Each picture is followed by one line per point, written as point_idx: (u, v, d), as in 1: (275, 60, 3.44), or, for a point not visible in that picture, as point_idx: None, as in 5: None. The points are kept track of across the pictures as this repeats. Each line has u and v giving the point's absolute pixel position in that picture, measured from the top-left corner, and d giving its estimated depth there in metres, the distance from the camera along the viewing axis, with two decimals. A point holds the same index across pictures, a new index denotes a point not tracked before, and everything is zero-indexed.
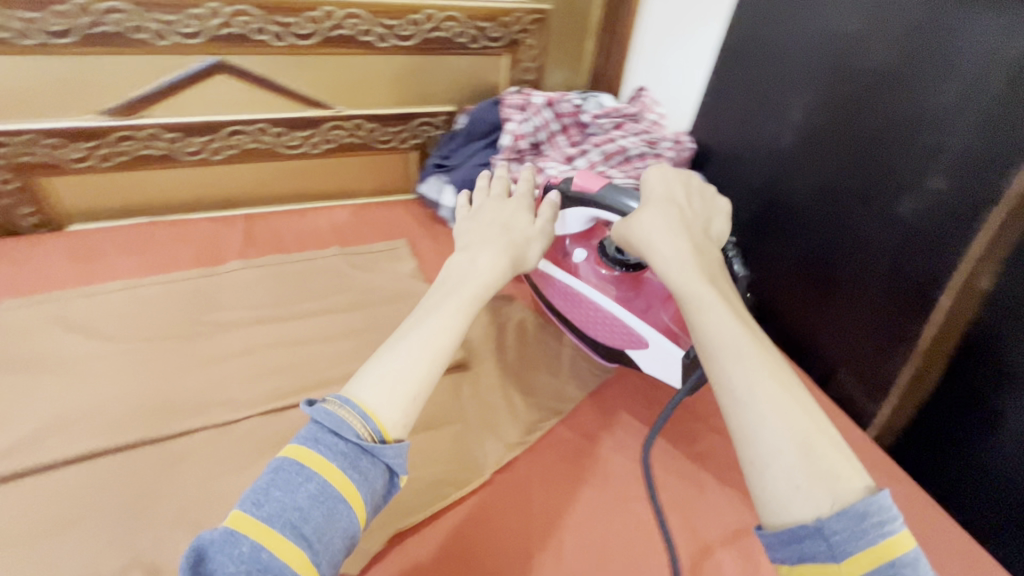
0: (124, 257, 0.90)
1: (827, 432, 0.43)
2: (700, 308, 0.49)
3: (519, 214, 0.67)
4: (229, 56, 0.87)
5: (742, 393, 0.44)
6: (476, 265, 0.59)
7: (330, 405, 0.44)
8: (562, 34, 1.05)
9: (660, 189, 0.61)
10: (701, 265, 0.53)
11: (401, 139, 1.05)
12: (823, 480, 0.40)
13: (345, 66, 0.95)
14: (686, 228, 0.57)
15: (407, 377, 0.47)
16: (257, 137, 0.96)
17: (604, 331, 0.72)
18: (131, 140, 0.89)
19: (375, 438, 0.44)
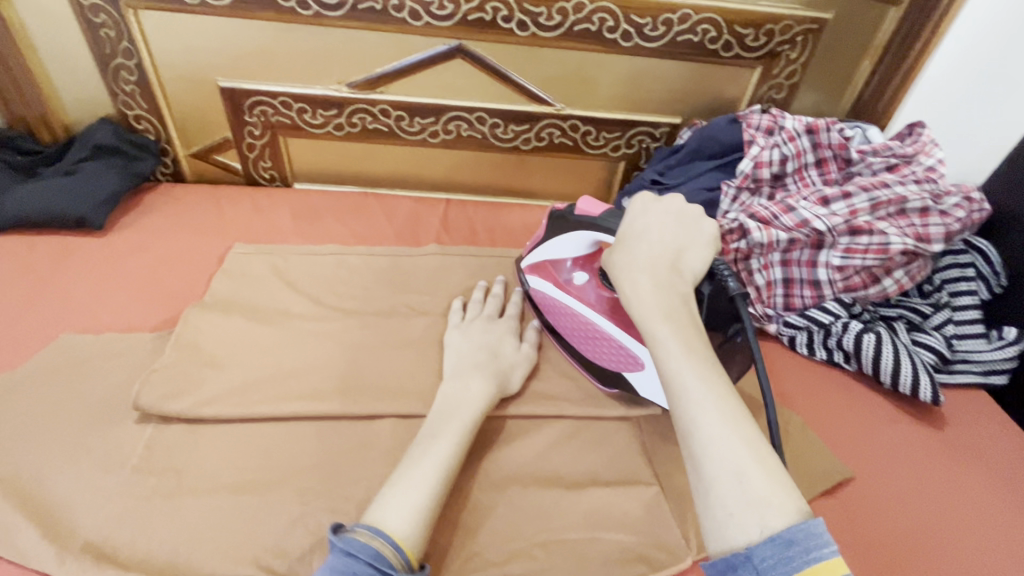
0: (334, 221, 0.93)
1: (769, 463, 0.41)
2: (655, 343, 0.48)
3: (505, 340, 0.70)
4: (470, 40, 0.85)
5: (693, 429, 0.43)
6: (470, 390, 0.61)
7: (359, 536, 0.46)
8: (829, 50, 0.88)
9: (642, 219, 0.55)
10: (660, 300, 0.50)
11: (612, 146, 0.97)
12: (750, 505, 0.39)
13: (578, 63, 0.88)
14: (662, 259, 0.52)
15: (420, 496, 0.50)
16: (474, 125, 0.94)
17: (604, 353, 0.66)
18: (364, 113, 0.92)
19: (403, 568, 0.45)
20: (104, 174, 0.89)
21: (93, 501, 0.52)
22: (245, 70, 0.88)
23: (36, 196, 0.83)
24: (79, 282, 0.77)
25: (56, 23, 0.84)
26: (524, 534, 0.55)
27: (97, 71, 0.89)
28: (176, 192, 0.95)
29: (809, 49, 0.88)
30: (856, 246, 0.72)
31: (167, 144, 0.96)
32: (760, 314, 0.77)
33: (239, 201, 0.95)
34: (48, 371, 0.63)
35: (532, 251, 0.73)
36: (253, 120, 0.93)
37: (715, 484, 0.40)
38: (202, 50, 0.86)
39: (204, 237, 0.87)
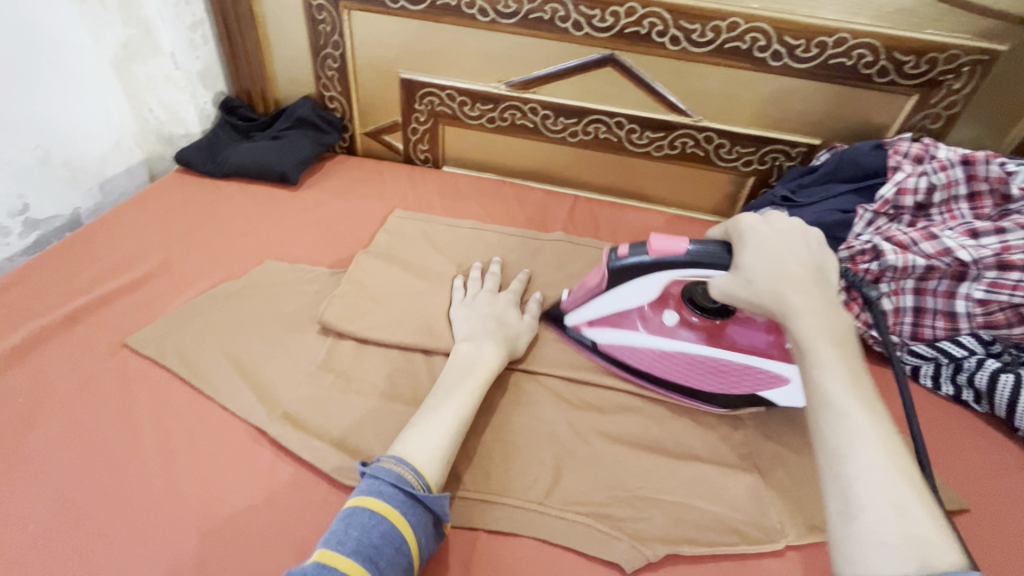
0: (475, 201, 1.06)
1: (926, 507, 0.39)
2: (814, 364, 0.47)
3: (508, 310, 0.75)
4: (623, 51, 0.93)
5: (855, 456, 0.41)
6: (483, 352, 0.68)
7: (385, 464, 0.54)
8: (1000, 81, 0.85)
9: (770, 243, 0.54)
10: (822, 326, 0.48)
11: (744, 160, 1.00)
12: (911, 541, 0.37)
13: (722, 79, 0.92)
14: (804, 282, 0.51)
15: (442, 436, 0.57)
16: (612, 129, 1.02)
17: (719, 379, 0.69)
18: (515, 109, 1.04)
19: (424, 488, 0.53)
20: (299, 141, 1.07)
21: (290, 387, 0.66)
22: (423, 65, 1.03)
23: (251, 152, 1.04)
24: (278, 222, 0.95)
25: (287, 17, 1.05)
26: (626, 487, 0.61)
27: (309, 57, 1.09)
28: (351, 162, 1.13)
29: (975, 79, 0.85)
30: (1003, 282, 0.69)
31: (349, 122, 1.15)
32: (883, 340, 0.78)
33: (399, 175, 1.11)
34: (260, 286, 0.80)
35: (591, 307, 0.72)
36: (422, 108, 1.08)
37: (869, 510, 0.39)
38: (392, 44, 1.02)
39: (371, 201, 1.03)
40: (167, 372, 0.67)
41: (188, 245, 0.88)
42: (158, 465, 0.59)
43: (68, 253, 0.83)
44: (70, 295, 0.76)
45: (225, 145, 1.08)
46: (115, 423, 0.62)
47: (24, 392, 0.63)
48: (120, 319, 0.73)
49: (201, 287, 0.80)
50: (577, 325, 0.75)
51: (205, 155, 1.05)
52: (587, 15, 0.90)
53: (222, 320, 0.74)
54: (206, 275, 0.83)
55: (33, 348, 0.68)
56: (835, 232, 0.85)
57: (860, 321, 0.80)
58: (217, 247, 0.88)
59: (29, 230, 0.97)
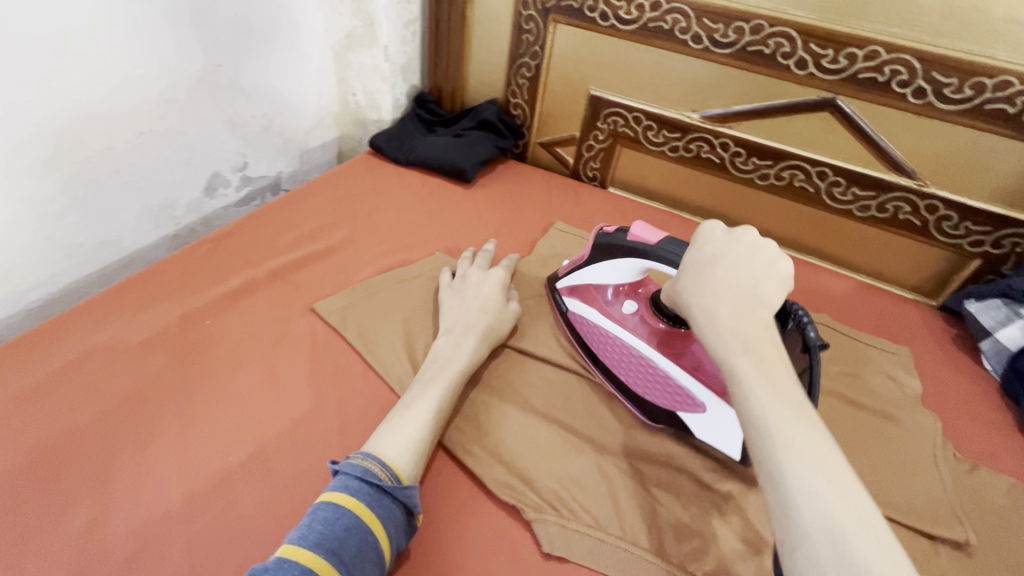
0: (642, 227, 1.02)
1: (861, 517, 0.39)
2: (739, 385, 0.45)
3: (495, 292, 0.74)
4: (849, 97, 0.84)
5: (799, 483, 0.40)
6: (462, 345, 0.65)
7: (354, 458, 0.51)
8: None
9: (713, 244, 0.52)
10: (734, 330, 0.47)
11: (972, 238, 0.86)
12: (846, 569, 0.36)
13: (967, 143, 0.80)
14: (733, 297, 0.49)
15: (413, 434, 0.55)
16: (812, 178, 0.92)
17: (654, 388, 0.63)
18: (703, 142, 0.98)
19: (393, 481, 0.51)
20: (478, 141, 1.11)
21: None
22: (616, 83, 1.02)
23: (434, 147, 1.09)
24: (450, 216, 0.99)
25: (494, 24, 1.09)
26: None
27: (504, 64, 1.12)
28: (521, 169, 1.14)
29: None
30: None
31: (527, 130, 1.17)
32: None
33: (566, 189, 1.10)
34: (430, 275, 0.82)
35: (573, 273, 0.72)
36: (602, 126, 1.07)
37: (807, 537, 0.38)
38: (589, 60, 1.02)
39: (538, 210, 1.04)
40: (345, 341, 0.71)
41: (371, 223, 0.94)
42: (332, 431, 0.62)
43: (275, 213, 0.92)
44: (275, 252, 0.84)
45: (411, 136, 1.15)
46: (299, 380, 0.66)
47: (234, 334, 0.70)
48: (312, 283, 0.79)
49: (380, 266, 0.84)
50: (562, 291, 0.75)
51: (394, 142, 1.13)
52: (814, 54, 0.83)
53: (397, 302, 0.77)
54: (385, 255, 0.87)
55: (243, 295, 0.76)
56: None
57: None
58: (395, 231, 0.93)
59: (242, 186, 1.09)
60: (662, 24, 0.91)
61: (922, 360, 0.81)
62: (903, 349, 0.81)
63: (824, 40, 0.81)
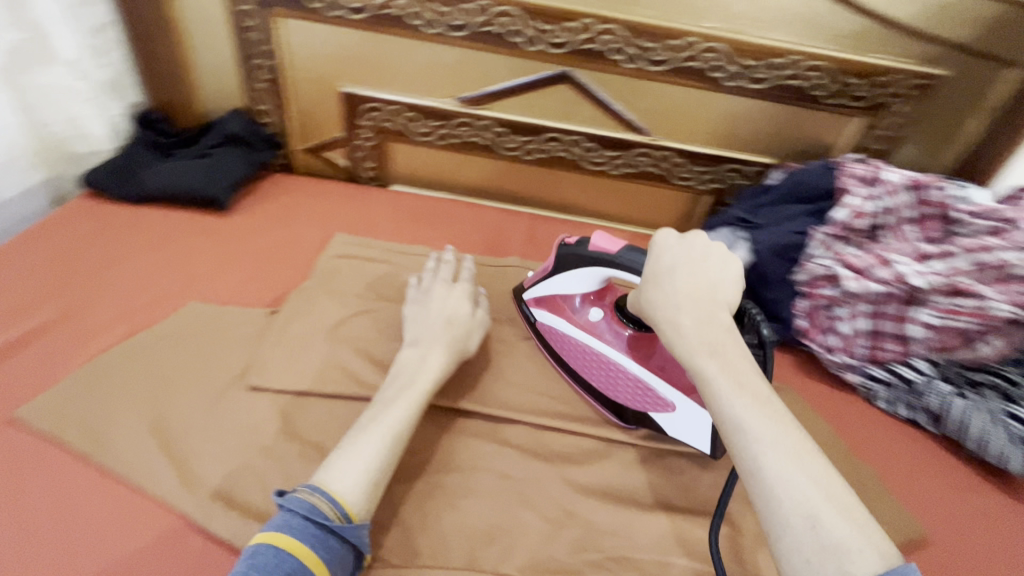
0: (426, 222, 1.00)
1: (838, 499, 0.40)
2: (707, 385, 0.46)
3: (460, 303, 0.71)
4: (578, 68, 0.89)
5: (748, 451, 0.43)
6: (426, 362, 0.63)
7: (301, 493, 0.49)
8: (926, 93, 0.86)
9: (670, 254, 0.54)
10: (701, 337, 0.48)
11: (702, 179, 0.99)
12: (831, 555, 0.37)
13: (676, 98, 0.91)
14: (714, 312, 0.50)
15: (366, 463, 0.52)
16: (569, 147, 0.98)
17: (633, 397, 0.65)
18: (466, 126, 0.98)
19: (342, 519, 0.48)
20: (227, 160, 0.97)
21: (214, 455, 0.58)
22: (367, 76, 0.95)
23: (169, 175, 0.93)
24: (204, 254, 0.85)
25: (212, 24, 0.94)
26: (598, 548, 0.57)
27: (238, 67, 0.99)
28: (290, 182, 1.04)
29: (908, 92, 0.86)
30: (954, 308, 0.70)
31: (286, 138, 1.05)
32: (845, 364, 0.78)
33: (343, 196, 1.03)
34: (182, 333, 0.71)
35: (540, 283, 0.72)
36: (366, 122, 1.01)
37: (786, 524, 0.39)
38: (330, 54, 0.94)
39: (313, 225, 0.95)
40: (68, 447, 0.58)
41: (98, 284, 0.77)
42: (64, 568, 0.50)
43: None
44: None
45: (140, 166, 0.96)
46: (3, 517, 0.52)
47: None
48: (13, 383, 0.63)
49: (113, 337, 0.70)
50: (530, 300, 0.76)
51: (115, 178, 0.93)
52: (539, 30, 0.86)
53: (141, 377, 0.64)
54: (119, 321, 0.72)
55: None
56: (791, 254, 0.84)
57: (820, 345, 0.80)
58: (133, 286, 0.78)
59: None
60: (392, 11, 0.87)
61: None
62: None
63: (543, 16, 0.85)
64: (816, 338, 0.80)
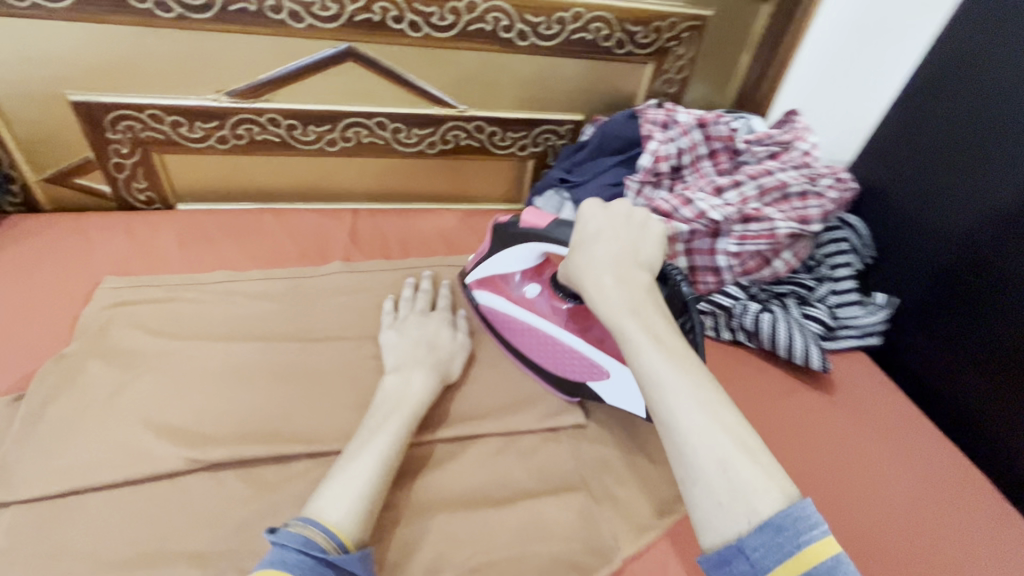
0: (225, 241, 0.85)
1: (748, 448, 0.42)
2: (625, 345, 0.48)
3: (441, 331, 0.69)
4: (361, 42, 0.81)
5: (671, 413, 0.44)
6: (410, 386, 0.60)
7: (294, 527, 0.45)
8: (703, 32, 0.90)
9: (595, 220, 0.55)
10: (620, 299, 0.50)
11: (520, 145, 0.97)
12: (738, 499, 0.40)
13: (475, 64, 0.87)
14: (624, 266, 0.52)
15: (363, 488, 0.50)
16: (375, 131, 0.90)
17: (567, 364, 0.65)
18: (250, 123, 0.85)
19: (338, 551, 0.46)
20: None
21: None
22: (100, 80, 0.77)
23: None
24: None
25: None
26: (457, 562, 0.53)
27: None
28: (28, 223, 0.82)
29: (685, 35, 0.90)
30: (748, 233, 0.76)
31: (11, 170, 0.83)
32: None
33: (107, 228, 0.84)
34: None
35: (479, 266, 0.70)
36: (117, 134, 0.82)
37: (701, 473, 0.41)
38: (37, 56, 0.74)
39: (69, 271, 0.76)
40: None
41: None
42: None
43: None
44: None
45: None
46: None
47: None
48: None
49: None
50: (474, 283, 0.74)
51: None
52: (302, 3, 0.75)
53: None
54: None
55: None
56: None
57: None
58: None
59: None
60: None
61: None
62: None
63: None
64: None
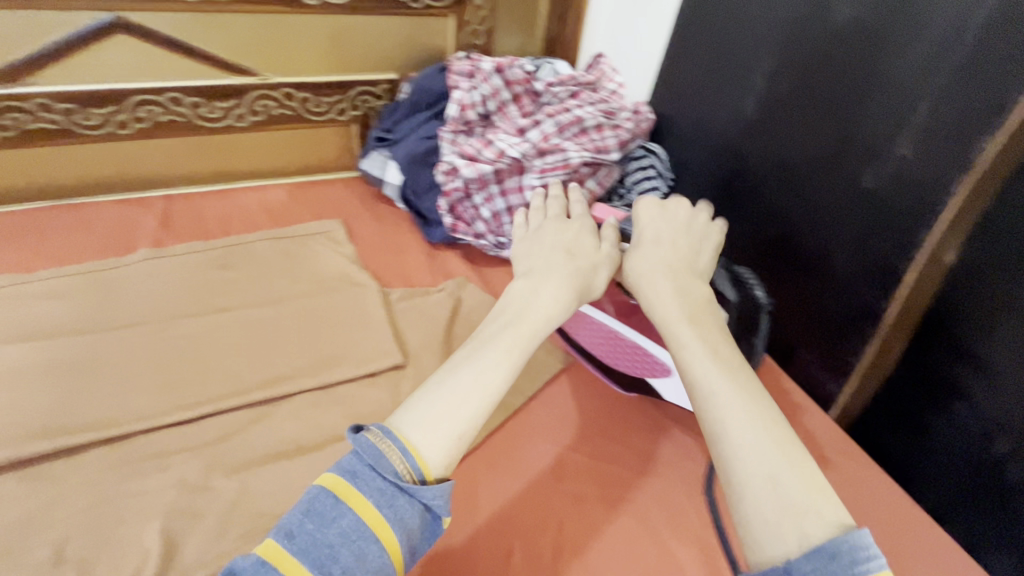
0: (9, 243, 0.78)
1: (794, 457, 0.40)
2: (680, 345, 0.48)
3: (581, 239, 0.60)
4: (128, 11, 0.76)
5: (709, 407, 0.43)
6: (541, 298, 0.51)
7: (372, 434, 0.40)
8: None
9: (653, 225, 0.60)
10: (678, 305, 0.51)
11: (339, 109, 0.96)
12: (789, 515, 0.38)
13: (268, 27, 0.84)
14: (672, 270, 0.55)
15: (455, 414, 0.42)
16: (171, 108, 0.85)
17: (623, 358, 0.67)
18: (15, 111, 0.77)
19: (417, 474, 0.39)
20: None
21: None
22: None
23: None
24: None
25: None
26: (267, 511, 0.53)
27: None
28: None
29: None
30: (547, 166, 0.81)
31: None
32: (495, 244, 0.85)
33: None
34: None
35: None
36: None
37: (749, 483, 0.39)
38: None
39: None
40: None
41: None
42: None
43: None
44: None
45: None
46: None
47: None
48: None
49: None
50: None
51: None
52: None
53: None
54: None
55: None
56: (429, 159, 0.88)
57: (470, 234, 0.84)
58: None
59: None
60: None
61: (355, 228, 0.91)
62: (330, 224, 0.88)
63: None
64: (465, 229, 0.84)
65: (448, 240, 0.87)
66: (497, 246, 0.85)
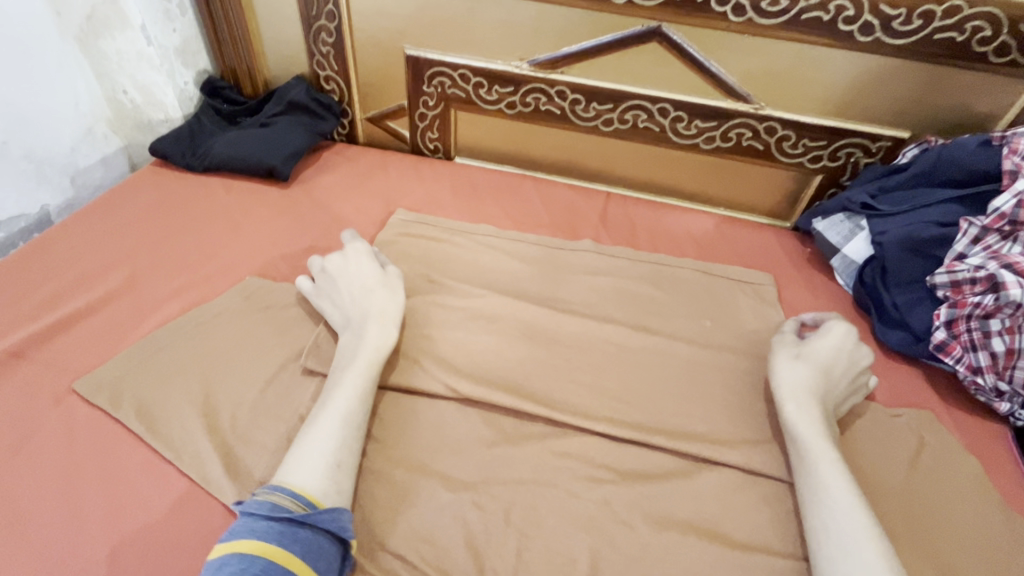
0: (491, 198, 0.92)
1: None
2: (814, 458, 0.51)
3: (364, 267, 0.65)
4: (674, 23, 0.77)
5: (836, 524, 0.47)
6: (364, 336, 0.59)
7: (256, 496, 0.46)
8: None
9: (829, 353, 0.59)
10: (805, 423, 0.54)
11: (813, 156, 0.85)
12: None
13: (793, 59, 0.77)
14: (818, 399, 0.56)
15: (331, 449, 0.50)
16: (655, 117, 0.86)
17: None
18: (540, 93, 0.88)
19: (307, 509, 0.45)
20: (286, 127, 0.93)
21: (263, 442, 0.55)
22: (436, 38, 0.88)
23: (224, 144, 0.90)
24: (264, 226, 0.82)
25: None
26: None
27: (300, 32, 0.94)
28: (350, 152, 0.99)
29: None
30: None
31: (348, 106, 1.00)
32: (994, 390, 0.64)
33: (405, 166, 0.97)
34: (241, 309, 0.67)
35: None
36: (432, 88, 0.93)
37: None
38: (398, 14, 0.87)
39: (370, 196, 0.90)
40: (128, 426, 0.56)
41: (164, 255, 0.76)
42: (104, 571, 0.47)
43: (24, 260, 0.72)
44: (20, 321, 0.65)
45: (192, 135, 0.93)
46: (51, 498, 0.51)
47: None
48: (72, 356, 0.62)
49: (171, 312, 0.68)
50: None
51: (184, 146, 0.91)
52: None
53: (193, 355, 0.62)
54: (179, 295, 0.70)
55: None
56: (930, 251, 0.69)
57: (963, 365, 0.65)
58: (190, 257, 0.76)
59: None
60: None
61: (785, 289, 0.80)
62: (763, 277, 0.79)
63: None
64: (958, 355, 0.65)
65: (911, 353, 0.69)
66: (996, 391, 0.64)
